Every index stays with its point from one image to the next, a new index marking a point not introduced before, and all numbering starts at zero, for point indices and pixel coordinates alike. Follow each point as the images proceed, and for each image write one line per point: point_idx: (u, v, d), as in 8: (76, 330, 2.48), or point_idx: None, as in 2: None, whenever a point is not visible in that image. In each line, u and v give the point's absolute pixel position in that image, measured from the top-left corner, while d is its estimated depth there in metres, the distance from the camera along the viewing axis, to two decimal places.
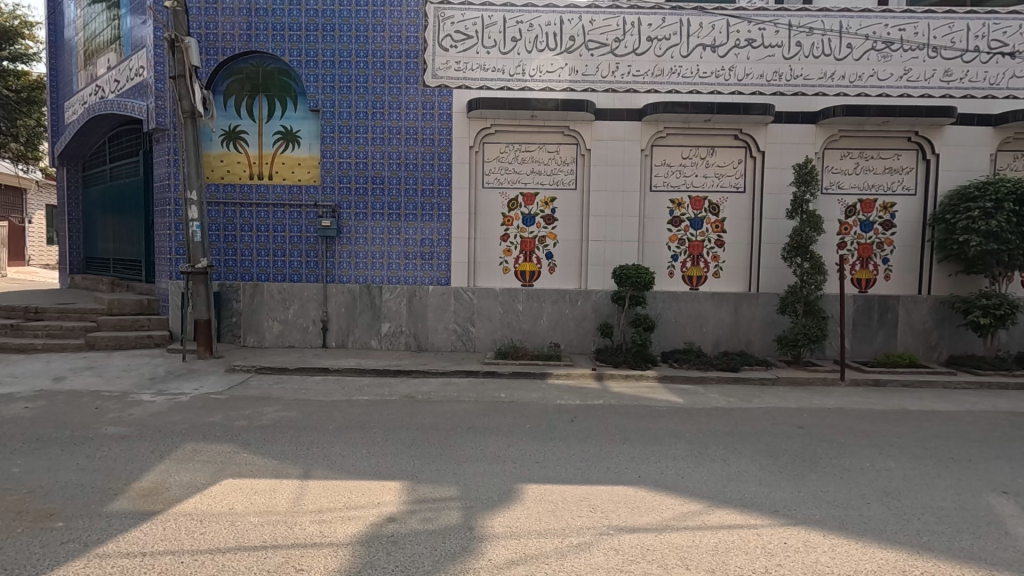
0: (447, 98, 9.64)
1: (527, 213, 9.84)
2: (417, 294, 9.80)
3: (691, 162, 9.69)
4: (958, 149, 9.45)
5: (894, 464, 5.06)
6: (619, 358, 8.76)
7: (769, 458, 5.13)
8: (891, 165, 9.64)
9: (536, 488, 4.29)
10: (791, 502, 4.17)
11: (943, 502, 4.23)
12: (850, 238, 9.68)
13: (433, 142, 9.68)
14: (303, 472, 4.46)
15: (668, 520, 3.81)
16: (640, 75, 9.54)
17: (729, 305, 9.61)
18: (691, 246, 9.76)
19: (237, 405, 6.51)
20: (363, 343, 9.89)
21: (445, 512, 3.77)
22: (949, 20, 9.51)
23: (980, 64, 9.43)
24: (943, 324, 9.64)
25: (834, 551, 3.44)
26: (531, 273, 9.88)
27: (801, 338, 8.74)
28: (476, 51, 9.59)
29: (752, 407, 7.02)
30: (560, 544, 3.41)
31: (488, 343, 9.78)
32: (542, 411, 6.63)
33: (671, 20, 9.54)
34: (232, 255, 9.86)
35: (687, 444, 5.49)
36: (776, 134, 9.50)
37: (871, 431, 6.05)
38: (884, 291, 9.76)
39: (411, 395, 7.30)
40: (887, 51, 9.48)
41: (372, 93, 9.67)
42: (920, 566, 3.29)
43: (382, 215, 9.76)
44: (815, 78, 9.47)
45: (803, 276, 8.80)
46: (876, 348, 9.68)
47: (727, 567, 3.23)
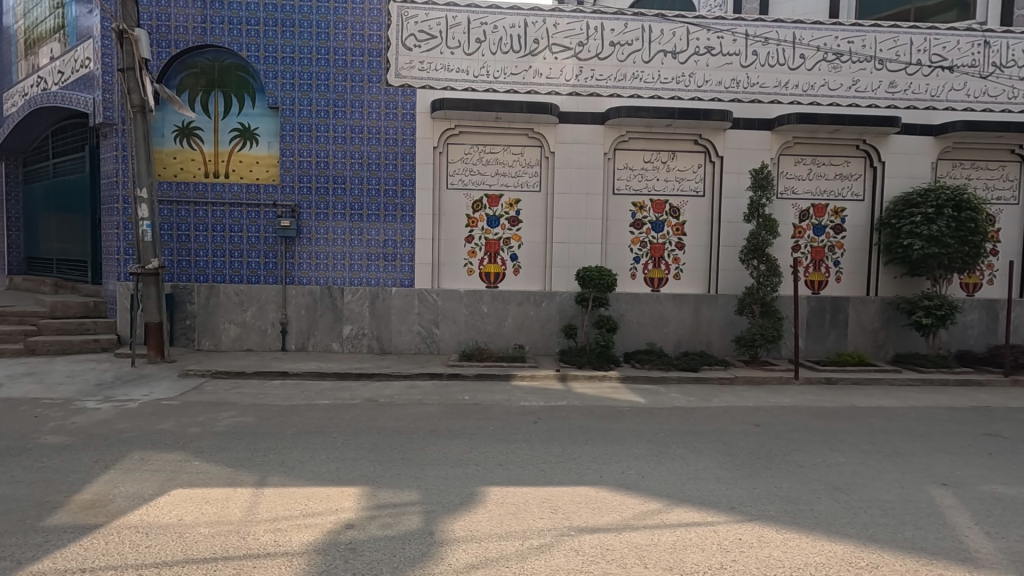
0: (411, 98, 9.54)
1: (492, 215, 9.83)
2: (380, 296, 9.65)
3: (653, 165, 9.87)
4: (903, 157, 9.92)
5: (843, 459, 5.26)
6: (582, 360, 8.84)
7: (726, 456, 5.25)
8: (842, 171, 10.03)
9: (498, 490, 4.28)
10: (746, 498, 4.29)
11: (888, 495, 4.42)
12: (804, 241, 10.04)
13: (396, 142, 9.56)
14: (259, 479, 4.33)
15: (628, 519, 3.86)
16: (603, 79, 9.66)
17: (690, 306, 9.83)
18: (653, 248, 9.93)
19: (190, 411, 6.27)
20: (324, 346, 9.70)
21: (406, 517, 3.72)
22: (894, 34, 9.97)
23: (922, 77, 9.92)
24: (889, 324, 10.08)
25: (786, 545, 3.55)
26: (496, 274, 9.87)
27: (758, 338, 9.00)
28: (440, 51, 9.53)
29: (711, 406, 7.18)
30: (521, 546, 3.41)
31: (453, 345, 9.72)
32: (506, 413, 6.63)
33: (633, 26, 9.69)
34: (186, 255, 9.52)
35: (648, 443, 5.58)
36: (734, 140, 9.76)
37: (822, 428, 6.27)
38: (836, 292, 10.15)
39: (373, 398, 7.19)
40: (837, 63, 9.88)
41: (334, 91, 9.49)
42: (866, 557, 3.42)
43: (343, 215, 9.59)
44: (770, 86, 9.79)
45: (760, 277, 9.08)
46: (828, 347, 10.05)
47: (685, 564, 3.28)
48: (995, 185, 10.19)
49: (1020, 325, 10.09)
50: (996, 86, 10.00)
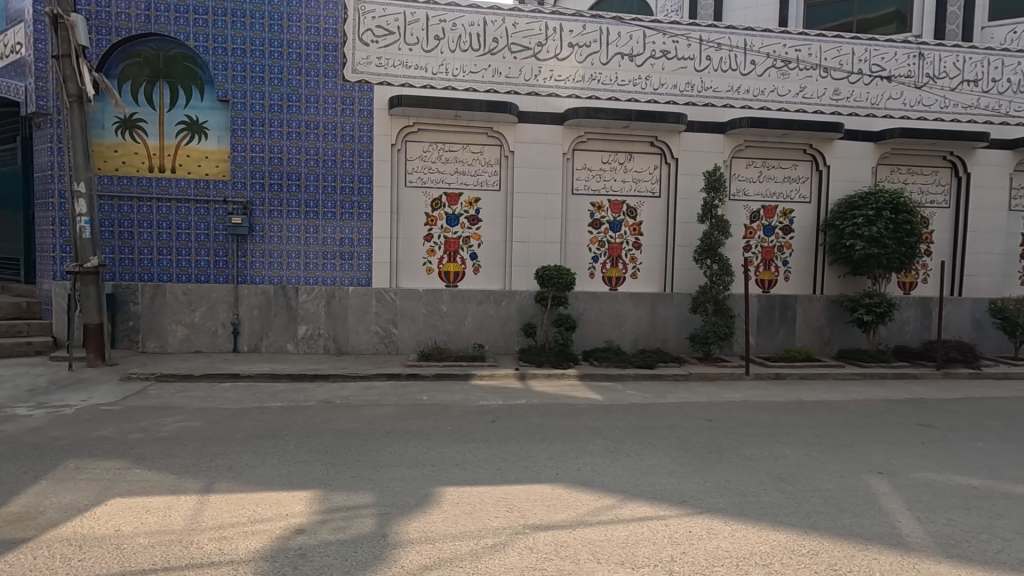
0: (368, 94, 9.38)
1: (451, 213, 9.77)
2: (337, 296, 9.46)
3: (611, 166, 10.02)
4: (846, 161, 10.38)
5: (789, 452, 5.47)
6: (542, 358, 8.89)
7: (679, 451, 5.39)
8: (790, 174, 10.42)
9: (454, 490, 4.26)
10: (697, 492, 4.41)
11: (829, 484, 4.62)
12: (755, 242, 10.38)
13: (354, 139, 9.40)
14: (205, 486, 4.17)
15: (582, 515, 3.91)
16: (562, 80, 9.74)
17: (646, 304, 10.03)
18: (610, 248, 10.08)
19: (133, 417, 6.00)
20: (278, 346, 9.44)
21: (359, 520, 3.66)
22: (838, 44, 10.43)
23: (863, 85, 10.41)
24: (834, 321, 10.54)
25: (733, 536, 3.66)
26: (455, 274, 9.82)
27: (711, 335, 9.27)
28: (398, 47, 9.40)
29: (665, 402, 7.36)
30: (476, 546, 3.41)
31: (411, 345, 9.63)
32: (465, 412, 6.62)
33: (591, 28, 9.81)
34: (129, 253, 9.10)
35: (604, 440, 5.67)
36: (689, 142, 10.01)
37: (771, 422, 6.51)
38: (785, 291, 10.55)
39: (329, 400, 7.04)
40: (786, 70, 10.27)
41: (288, 85, 9.25)
42: (806, 545, 3.57)
43: (298, 212, 9.35)
44: (723, 90, 10.08)
45: (713, 277, 9.34)
46: (777, 344, 10.43)
47: (636, 558, 3.34)
48: (929, 189, 10.79)
49: (951, 322, 10.74)
50: (930, 96, 10.59)
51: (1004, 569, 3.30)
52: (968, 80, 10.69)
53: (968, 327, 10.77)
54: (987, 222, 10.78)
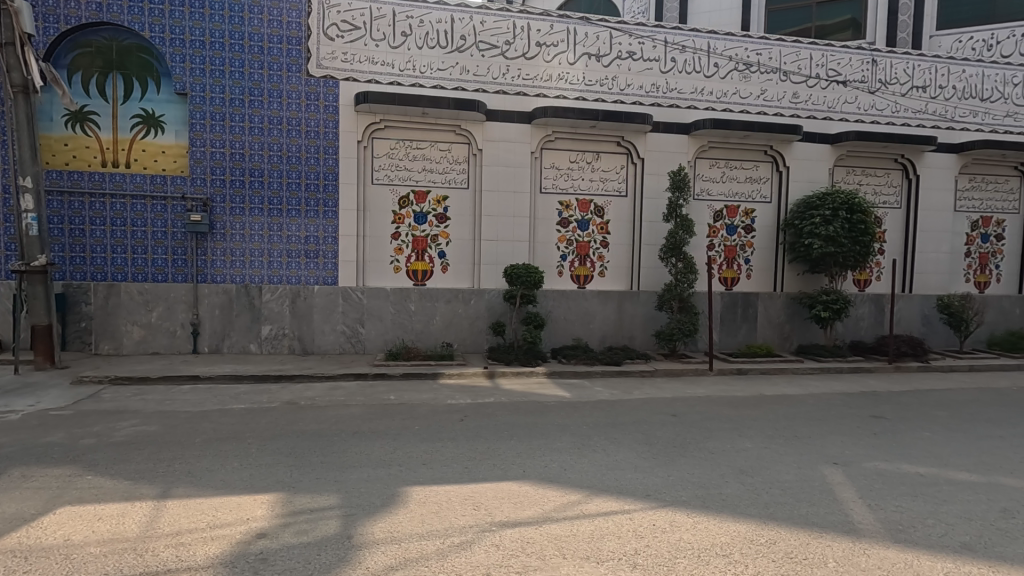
0: (333, 90, 9.23)
1: (419, 211, 9.68)
2: (302, 295, 9.28)
3: (579, 165, 10.11)
4: (805, 163, 10.72)
5: (750, 445, 5.62)
6: (511, 356, 8.90)
7: (645, 446, 5.48)
8: (751, 175, 10.70)
9: (421, 490, 4.24)
10: (661, 485, 4.50)
11: (788, 475, 4.77)
12: (718, 240, 10.63)
13: (319, 135, 9.23)
14: (162, 492, 4.05)
15: (549, 511, 3.94)
16: (530, 78, 9.77)
17: (614, 302, 10.15)
18: (579, 246, 10.16)
19: (85, 421, 5.76)
20: (241, 347, 9.21)
21: (323, 522, 3.60)
22: (796, 49, 10.76)
23: (820, 89, 10.77)
24: (793, 318, 10.88)
25: (695, 528, 3.75)
26: (423, 272, 9.74)
27: (677, 332, 9.45)
28: (364, 43, 9.27)
29: (632, 398, 7.47)
30: (442, 545, 3.40)
31: (379, 344, 9.52)
32: (432, 412, 6.58)
33: (559, 28, 9.87)
34: (81, 252, 8.73)
35: (571, 436, 5.72)
36: (655, 143, 10.17)
37: (733, 416, 6.68)
38: (747, 288, 10.83)
39: (293, 401, 6.90)
40: (747, 72, 10.53)
41: (249, 79, 9.02)
42: (765, 534, 3.68)
43: (261, 210, 9.13)
44: (688, 92, 10.28)
45: (678, 275, 9.54)
46: (740, 340, 10.70)
47: (601, 552, 3.39)
48: (882, 190, 11.23)
49: (902, 318, 11.22)
50: (883, 101, 11.03)
51: (947, 552, 3.47)
52: (917, 86, 11.17)
53: (918, 322, 11.27)
54: (935, 222, 11.29)
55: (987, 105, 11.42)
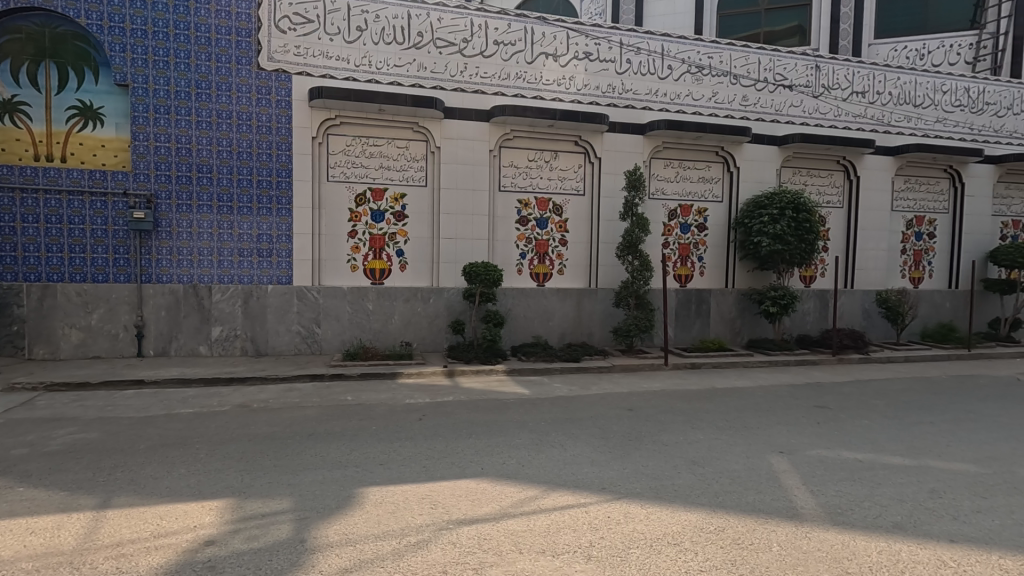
0: (286, 84, 8.99)
1: (376, 209, 9.54)
2: (255, 295, 9.02)
3: (537, 164, 10.17)
4: (754, 163, 11.12)
5: (702, 436, 5.80)
6: (470, 355, 8.89)
7: (601, 440, 5.59)
8: (704, 175, 11.01)
9: (377, 490, 4.19)
10: (617, 478, 4.60)
11: (736, 465, 4.96)
12: (672, 238, 10.90)
13: (271, 130, 8.98)
14: (102, 502, 3.87)
15: (506, 507, 3.97)
16: (488, 77, 9.77)
17: (572, 300, 10.27)
18: (538, 245, 10.23)
19: (17, 430, 5.45)
20: (189, 350, 8.88)
21: (275, 527, 3.53)
22: (745, 53, 11.14)
23: (768, 93, 11.20)
24: (744, 313, 11.27)
25: (648, 518, 3.85)
26: (381, 271, 9.60)
27: (633, 329, 9.66)
28: (318, 37, 9.06)
29: (589, 394, 7.59)
30: (398, 544, 3.38)
31: (336, 344, 9.34)
32: (391, 411, 6.52)
33: (516, 27, 9.91)
34: (11, 251, 8.23)
35: (529, 433, 5.77)
36: (611, 142, 10.35)
37: (686, 409, 6.89)
38: (700, 285, 11.16)
39: (245, 404, 6.71)
40: (699, 75, 10.84)
41: (196, 71, 8.69)
42: (714, 522, 3.81)
43: (210, 207, 8.82)
44: (643, 93, 10.50)
45: (634, 272, 9.73)
46: (694, 335, 11.01)
47: (556, 546, 3.44)
48: (826, 190, 11.75)
49: (845, 312, 11.79)
50: (826, 105, 11.54)
51: (881, 532, 3.68)
52: (857, 92, 11.75)
53: (859, 316, 11.86)
54: (874, 221, 11.91)
55: (920, 110, 12.11)
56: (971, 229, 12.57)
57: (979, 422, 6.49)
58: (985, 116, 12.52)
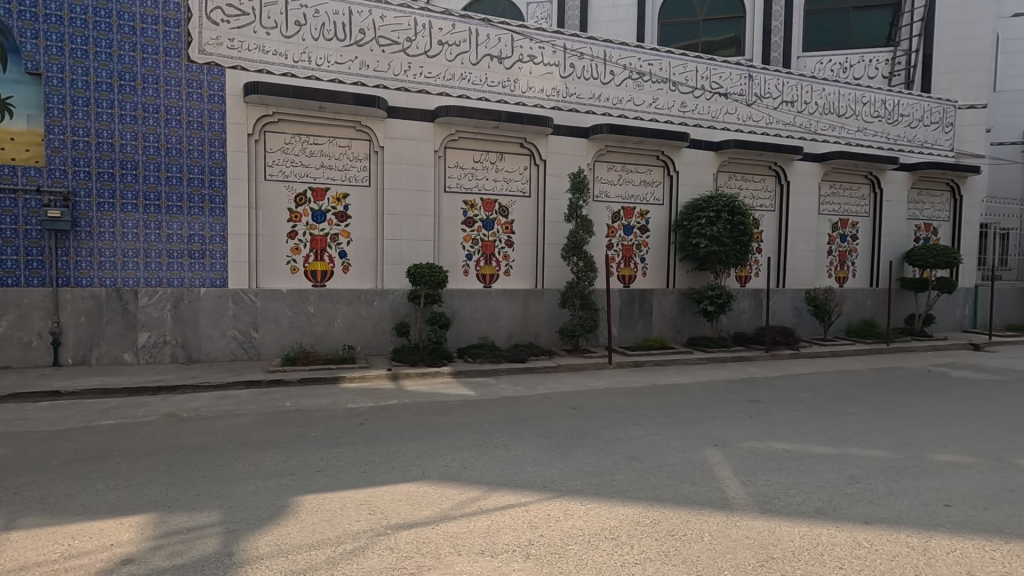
0: (219, 78, 8.62)
1: (317, 209, 9.25)
2: (186, 298, 8.59)
3: (483, 165, 10.17)
4: (693, 168, 11.53)
5: (641, 432, 5.96)
6: (415, 357, 8.78)
7: (544, 439, 5.64)
8: (646, 178, 11.32)
9: (313, 498, 4.07)
10: (558, 476, 4.65)
11: (673, 459, 5.11)
12: (616, 240, 11.14)
13: (202, 126, 8.59)
14: (5, 523, 3.57)
15: (446, 510, 3.94)
16: (432, 77, 9.71)
17: (519, 301, 10.33)
18: (484, 245, 10.23)
19: None
20: (113, 357, 8.36)
21: (201, 541, 3.37)
22: (684, 61, 11.54)
23: (704, 100, 11.65)
24: (684, 312, 11.65)
25: (586, 514, 3.91)
26: (323, 273, 9.33)
27: (579, 329, 9.83)
28: (253, 30, 8.73)
29: (535, 394, 7.65)
30: (332, 553, 3.29)
31: (275, 349, 9.01)
32: (331, 417, 6.34)
33: (460, 28, 9.89)
34: None
35: (473, 434, 5.76)
36: (556, 145, 10.49)
37: (628, 406, 7.05)
38: (643, 285, 11.46)
39: (173, 413, 6.37)
40: (640, 81, 11.15)
41: (119, 61, 8.21)
42: (649, 515, 3.91)
43: (135, 206, 8.34)
44: (586, 97, 10.71)
45: (579, 273, 9.90)
46: (637, 334, 11.29)
47: (496, 546, 3.44)
48: (759, 195, 12.32)
49: (777, 310, 12.40)
50: (758, 113, 12.12)
51: (804, 518, 3.88)
52: (786, 101, 12.40)
53: (790, 313, 12.50)
54: (803, 224, 12.58)
55: (842, 120, 12.91)
56: (888, 232, 13.49)
57: (894, 411, 6.96)
58: (900, 127, 13.49)
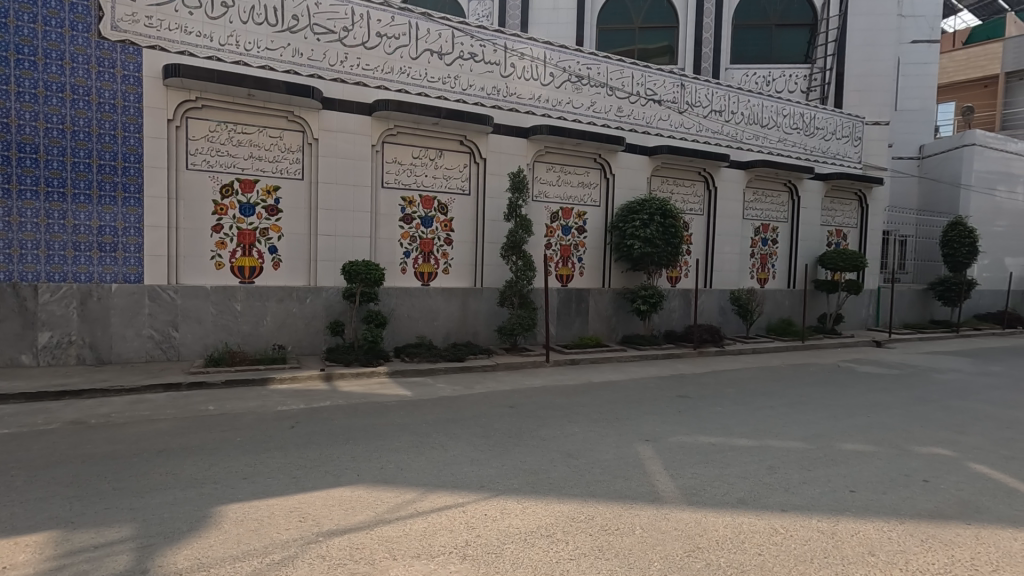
0: (134, 58, 8.01)
1: (245, 202, 8.79)
2: (95, 295, 7.93)
3: (422, 162, 10.01)
4: (628, 171, 11.88)
5: (577, 429, 6.08)
6: (350, 357, 8.55)
7: (482, 438, 5.64)
8: (583, 180, 11.55)
9: (239, 507, 3.87)
10: (495, 475, 4.67)
11: (607, 455, 5.26)
12: (554, 240, 11.30)
13: (115, 108, 7.95)
14: None
15: (381, 514, 3.85)
16: (369, 69, 9.46)
17: (457, 299, 10.27)
18: (422, 243, 10.10)
19: None
20: (8, 359, 7.59)
21: (111, 559, 3.12)
22: (620, 67, 11.88)
23: (639, 106, 12.04)
24: (619, 311, 12.00)
25: (523, 513, 3.94)
26: (251, 269, 8.88)
27: (517, 327, 9.91)
28: (175, 9, 8.16)
29: (473, 393, 7.64)
30: (259, 564, 3.14)
31: (197, 349, 8.48)
32: (259, 420, 6.05)
33: (400, 20, 9.69)
34: None
35: (410, 435, 5.67)
36: (495, 144, 10.51)
37: (564, 404, 7.18)
38: (580, 285, 11.70)
39: (79, 420, 5.86)
40: (579, 84, 11.38)
41: (16, 33, 7.48)
42: (584, 512, 3.99)
43: (35, 192, 7.60)
44: (526, 98, 10.80)
45: (518, 272, 9.98)
46: (574, 332, 11.51)
47: (432, 548, 3.40)
48: (689, 199, 12.87)
49: (705, 309, 13.02)
50: (689, 120, 12.66)
51: (728, 508, 4.10)
52: (715, 111, 13.03)
53: (717, 312, 13.15)
54: (729, 227, 13.27)
55: (765, 131, 13.72)
56: (805, 237, 14.47)
57: (808, 404, 7.48)
58: (816, 139, 14.50)
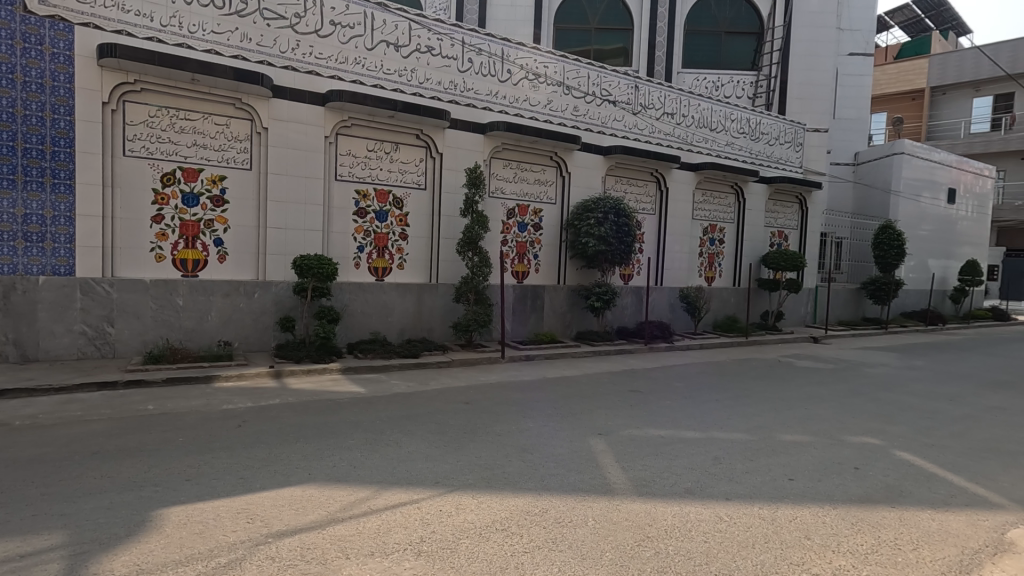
0: (65, 35, 7.50)
1: (188, 191, 8.40)
2: (19, 288, 7.39)
3: (377, 155, 9.84)
4: (583, 170, 12.05)
5: (531, 424, 6.15)
6: (301, 354, 8.33)
7: (437, 435, 5.62)
8: (539, 177, 11.65)
9: (182, 510, 3.71)
10: (451, 471, 4.67)
11: (562, 449, 5.35)
12: (510, 236, 11.35)
13: (43, 88, 7.42)
14: None
15: (334, 512, 3.79)
16: (323, 58, 9.21)
17: (413, 295, 10.16)
18: (377, 238, 9.93)
19: None
20: None
21: (39, 569, 2.94)
22: (577, 67, 12.02)
23: (595, 106, 12.23)
24: (574, 308, 12.17)
25: (477, 508, 3.96)
26: (195, 262, 8.51)
27: (472, 323, 9.91)
28: None
29: (427, 389, 7.59)
30: (203, 568, 3.03)
31: (135, 346, 8.06)
32: (204, 419, 5.81)
33: (355, 9, 9.46)
34: None
35: (363, 432, 5.58)
36: (452, 139, 10.43)
37: (520, 399, 7.24)
38: (535, 281, 11.80)
39: (2, 421, 5.46)
40: (535, 82, 11.45)
41: None
42: (538, 505, 4.04)
43: None
44: (483, 94, 10.79)
45: (474, 268, 9.97)
46: (529, 328, 11.60)
47: (387, 546, 3.36)
48: (642, 199, 13.19)
49: (656, 306, 13.39)
50: (642, 122, 12.96)
51: (676, 499, 4.25)
52: (667, 113, 13.40)
53: (666, 309, 13.56)
54: (679, 227, 13.69)
55: (714, 134, 14.21)
56: (750, 237, 15.09)
57: (751, 397, 7.83)
58: (761, 144, 15.12)
